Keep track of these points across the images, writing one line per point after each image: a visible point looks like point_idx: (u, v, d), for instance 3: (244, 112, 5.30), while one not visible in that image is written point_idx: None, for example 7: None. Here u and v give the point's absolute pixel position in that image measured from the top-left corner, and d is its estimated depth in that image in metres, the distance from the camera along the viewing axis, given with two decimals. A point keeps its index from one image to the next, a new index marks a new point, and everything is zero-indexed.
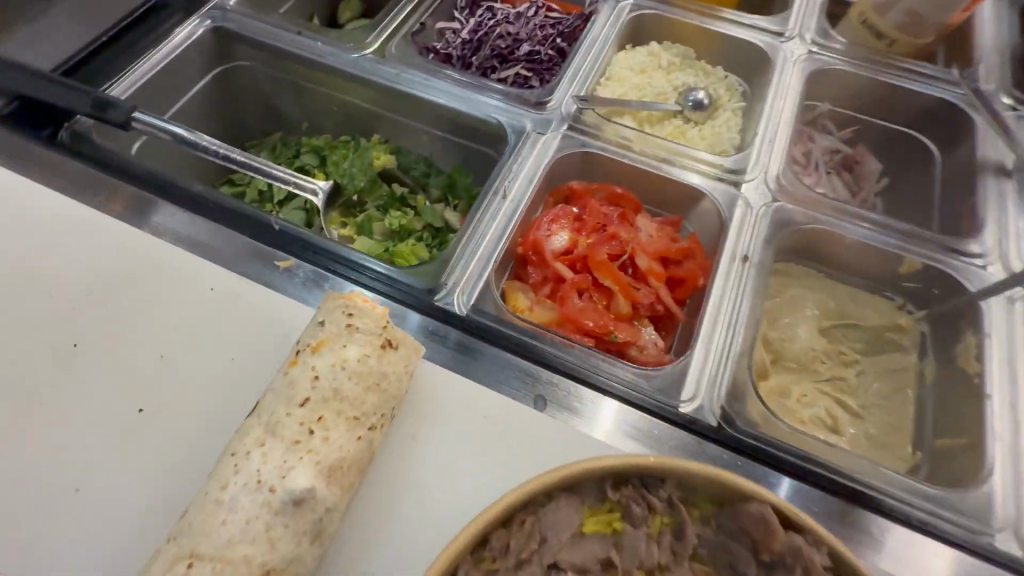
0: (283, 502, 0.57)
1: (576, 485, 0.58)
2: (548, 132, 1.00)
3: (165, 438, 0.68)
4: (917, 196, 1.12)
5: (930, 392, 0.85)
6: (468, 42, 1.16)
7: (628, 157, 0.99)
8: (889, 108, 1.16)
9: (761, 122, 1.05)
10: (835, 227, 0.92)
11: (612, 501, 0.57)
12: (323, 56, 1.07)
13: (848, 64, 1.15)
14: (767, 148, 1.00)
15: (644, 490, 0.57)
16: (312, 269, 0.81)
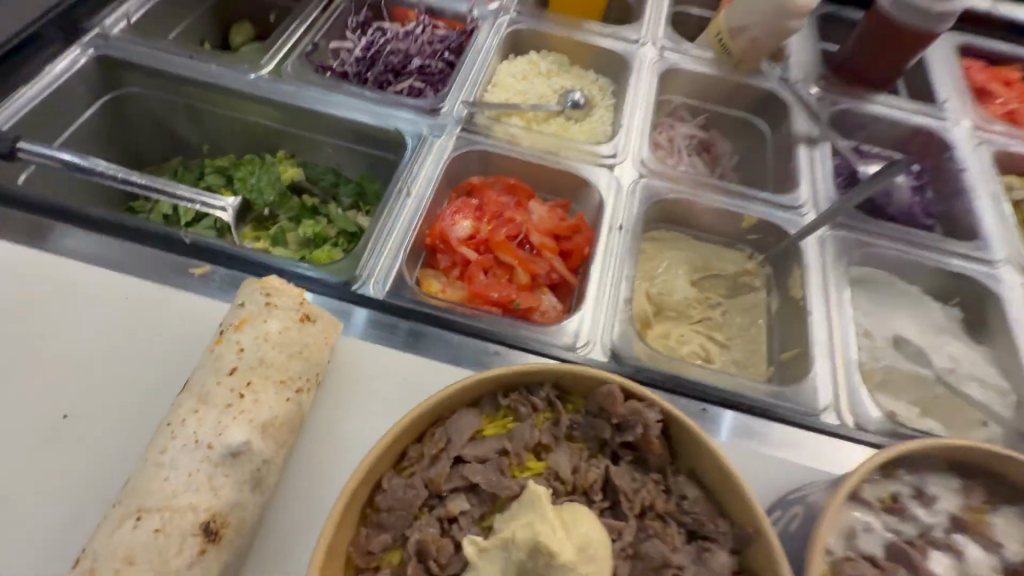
0: (221, 455, 0.78)
1: (471, 408, 0.82)
2: (443, 134, 1.31)
3: (87, 433, 0.87)
4: (757, 162, 1.62)
5: (774, 318, 1.25)
6: (362, 59, 1.48)
7: (520, 152, 1.33)
8: (729, 98, 1.64)
9: (627, 113, 1.44)
10: (688, 199, 1.30)
11: (503, 409, 0.83)
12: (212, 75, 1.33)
13: (691, 65, 1.61)
14: (634, 134, 1.40)
15: (526, 397, 0.83)
16: (227, 272, 1.03)
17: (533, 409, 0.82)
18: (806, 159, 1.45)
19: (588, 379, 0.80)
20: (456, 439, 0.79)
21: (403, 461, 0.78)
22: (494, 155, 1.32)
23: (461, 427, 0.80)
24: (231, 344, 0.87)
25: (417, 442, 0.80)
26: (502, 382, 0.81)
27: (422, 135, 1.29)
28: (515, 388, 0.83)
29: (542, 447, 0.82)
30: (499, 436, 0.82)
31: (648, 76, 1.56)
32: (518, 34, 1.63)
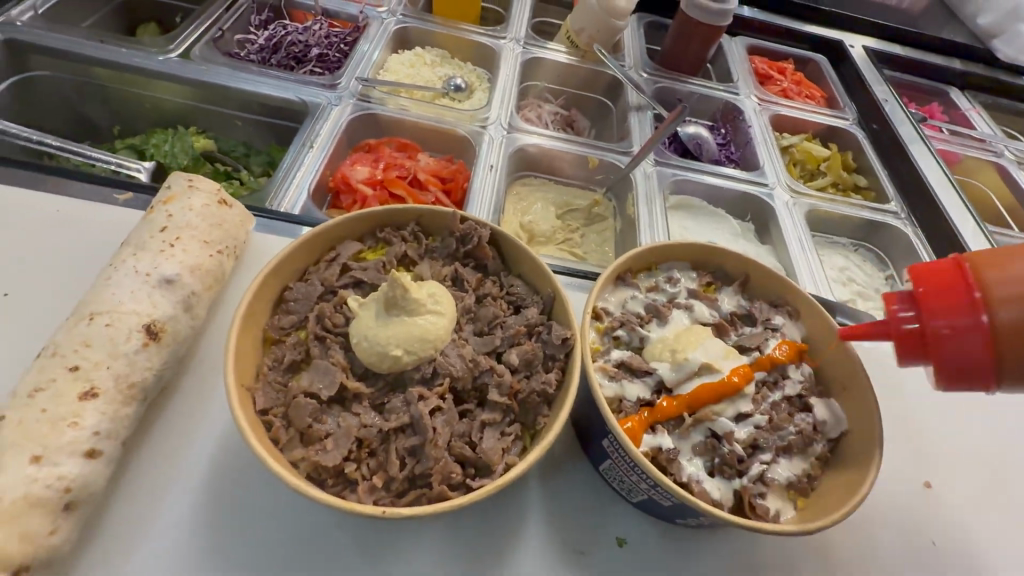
0: (375, 400, 0.59)
1: (677, 264, 0.80)
2: (580, 145, 1.37)
3: (209, 381, 0.68)
4: (913, 182, 1.51)
5: None
6: (489, 80, 1.59)
7: (669, 169, 1.38)
8: (840, 140, 1.68)
9: (760, 147, 1.53)
10: (821, 223, 1.44)
11: (712, 291, 0.79)
12: (358, 68, 1.39)
13: (794, 111, 1.68)
14: (775, 164, 1.48)
15: (734, 296, 0.79)
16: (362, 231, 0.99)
17: (768, 338, 0.73)
18: (945, 186, 1.48)
19: (825, 330, 0.73)
20: (702, 361, 0.65)
21: (617, 332, 0.71)
22: (676, 176, 1.37)
23: (698, 352, 0.66)
24: (404, 231, 0.72)
25: (627, 288, 0.76)
26: (709, 256, 0.79)
27: (554, 148, 1.35)
28: (719, 270, 0.81)
29: (773, 376, 0.71)
30: (735, 356, 0.68)
31: (761, 124, 1.61)
32: (660, 86, 1.64)
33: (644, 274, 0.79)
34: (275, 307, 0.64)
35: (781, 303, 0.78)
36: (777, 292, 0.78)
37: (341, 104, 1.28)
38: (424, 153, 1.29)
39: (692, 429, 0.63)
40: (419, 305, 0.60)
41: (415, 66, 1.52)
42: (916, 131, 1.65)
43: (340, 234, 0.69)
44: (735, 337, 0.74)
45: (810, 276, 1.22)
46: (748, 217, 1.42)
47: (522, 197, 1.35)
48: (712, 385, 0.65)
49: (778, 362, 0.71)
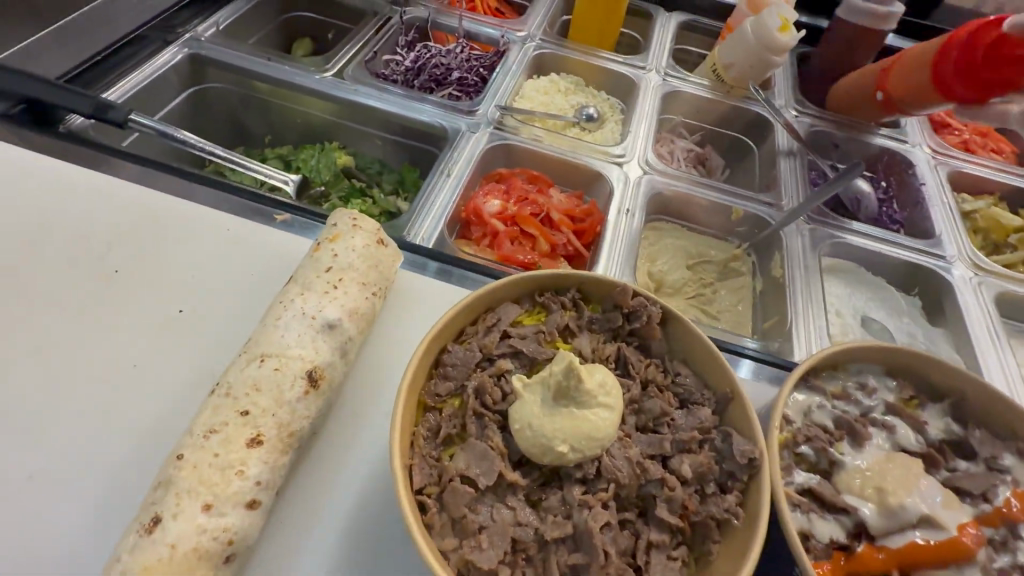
0: (530, 495, 0.54)
1: (869, 368, 0.68)
2: (720, 191, 1.26)
3: (353, 429, 0.66)
4: None
5: None
6: (623, 111, 1.51)
7: (825, 228, 1.23)
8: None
9: (936, 209, 1.32)
10: (1010, 309, 1.21)
11: (913, 408, 0.66)
12: (495, 94, 1.38)
13: (977, 169, 1.44)
14: (955, 232, 1.27)
15: (941, 418, 0.66)
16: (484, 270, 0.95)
17: (995, 484, 0.60)
18: None
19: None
20: (921, 512, 0.54)
21: (801, 447, 0.60)
22: (832, 236, 1.21)
23: (914, 498, 0.55)
24: (565, 297, 0.66)
25: (810, 393, 0.65)
26: (912, 365, 0.66)
27: (692, 192, 1.25)
28: (921, 381, 0.68)
29: (1000, 534, 0.58)
30: (956, 506, 0.56)
31: (936, 182, 1.39)
32: (818, 130, 1.47)
33: (829, 376, 0.67)
34: (433, 369, 0.60)
35: (1007, 438, 0.63)
36: (1003, 423, 0.64)
37: (479, 132, 1.27)
38: (555, 188, 1.24)
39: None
40: (590, 397, 0.54)
41: (550, 93, 1.49)
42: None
43: (500, 294, 0.64)
44: (946, 475, 0.61)
45: (1000, 376, 1.02)
46: (913, 291, 1.23)
47: (651, 241, 1.25)
48: (928, 544, 0.54)
49: (1010, 519, 0.58)
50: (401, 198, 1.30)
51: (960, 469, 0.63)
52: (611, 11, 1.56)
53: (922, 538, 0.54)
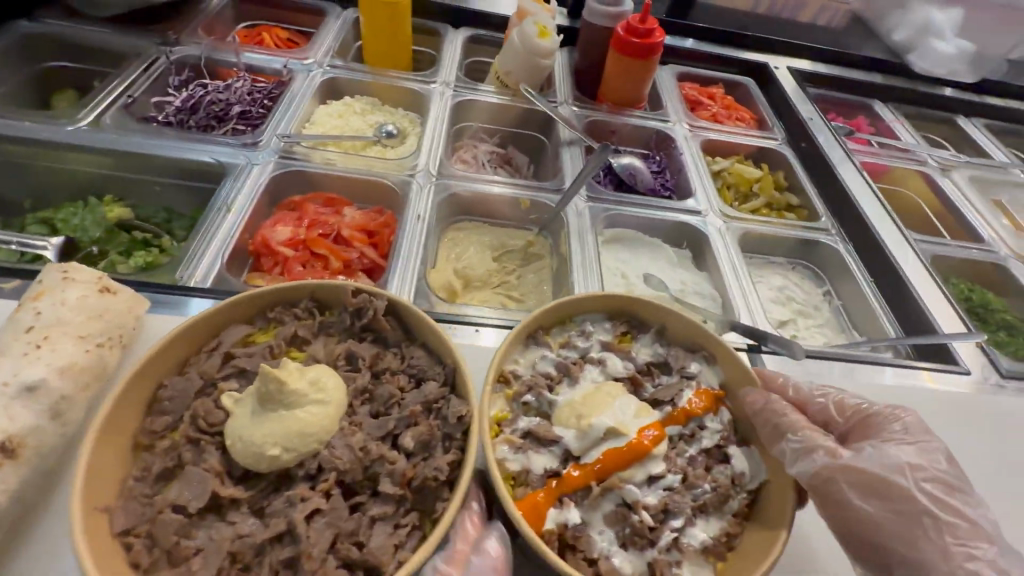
0: (252, 508, 0.55)
1: (592, 314, 0.79)
2: (508, 186, 1.36)
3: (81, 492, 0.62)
4: (843, 197, 1.53)
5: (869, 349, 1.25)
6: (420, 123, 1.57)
7: (602, 204, 1.39)
8: (770, 160, 1.72)
9: (692, 173, 1.55)
10: (756, 245, 1.46)
11: (626, 340, 0.78)
12: (280, 123, 1.37)
13: (726, 135, 1.72)
14: (706, 190, 1.50)
15: (650, 343, 0.77)
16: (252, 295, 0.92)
17: (683, 389, 0.72)
18: (870, 198, 1.52)
19: (739, 374, 0.72)
20: (608, 424, 0.63)
21: (526, 397, 0.68)
22: (609, 210, 1.37)
23: (602, 414, 0.64)
24: (298, 308, 0.69)
25: (536, 345, 0.74)
26: (618, 304, 0.78)
27: (485, 189, 1.34)
28: (633, 316, 0.79)
29: (689, 429, 0.69)
30: (647, 413, 0.67)
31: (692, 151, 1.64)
32: (596, 120, 1.67)
33: (556, 332, 0.77)
34: (145, 409, 0.59)
35: (697, 349, 0.76)
36: (690, 338, 0.77)
37: (263, 163, 1.26)
38: (350, 207, 1.27)
39: (601, 499, 0.61)
40: (299, 397, 0.57)
41: (344, 117, 1.51)
42: (841, 148, 1.70)
43: (224, 317, 0.65)
44: (649, 391, 0.72)
45: (746, 301, 1.21)
46: (684, 244, 1.42)
47: (452, 242, 1.33)
48: (618, 450, 0.63)
49: (693, 415, 0.70)
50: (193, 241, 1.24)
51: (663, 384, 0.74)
52: (395, 33, 1.63)
53: (611, 447, 0.63)
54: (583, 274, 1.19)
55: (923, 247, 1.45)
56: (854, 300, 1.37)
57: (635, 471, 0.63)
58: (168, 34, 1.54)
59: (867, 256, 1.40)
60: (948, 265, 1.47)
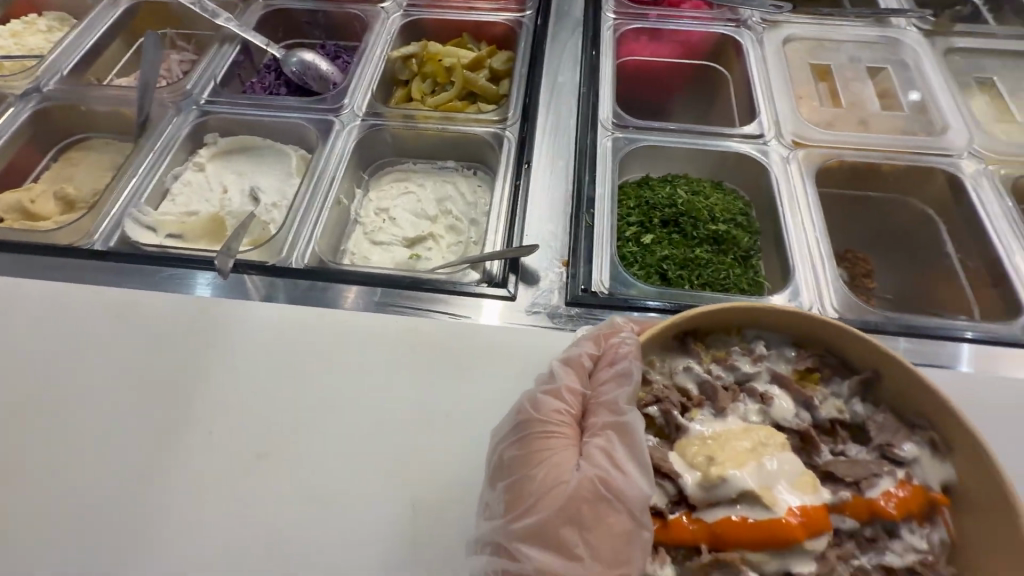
0: None
1: (768, 334, 0.59)
2: (509, 128, 1.14)
3: (60, 518, 0.68)
4: (953, 99, 1.16)
5: (972, 298, 0.99)
6: (380, 49, 1.31)
7: (625, 133, 1.12)
8: (867, 40, 1.29)
9: (756, 87, 1.21)
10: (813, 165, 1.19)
11: (813, 385, 0.57)
12: (244, 99, 1.21)
13: (798, 26, 1.32)
14: (769, 103, 1.17)
15: (847, 396, 0.56)
16: (191, 271, 0.90)
17: (880, 474, 0.50)
18: (978, 104, 1.18)
19: (991, 488, 0.47)
20: (745, 486, 0.46)
21: (649, 409, 0.55)
22: (392, 127, 1.17)
23: (742, 471, 0.47)
24: None
25: (683, 356, 0.59)
26: (815, 329, 0.57)
27: (501, 134, 1.13)
28: (832, 352, 0.58)
29: (869, 530, 0.48)
30: (812, 488, 0.47)
31: (756, 58, 1.28)
32: (415, 20, 1.38)
33: (661, 355, 0.59)
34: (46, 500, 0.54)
35: (915, 426, 0.53)
36: (913, 404, 0.53)
37: (179, 121, 1.18)
38: (315, 159, 1.11)
39: (709, 572, 0.45)
40: None
41: (322, 71, 1.30)
42: (878, 38, 1.29)
43: (299, 349, 0.80)
44: (830, 458, 0.52)
45: (495, 225, 0.99)
46: (472, 162, 1.20)
47: (438, 194, 1.18)
48: (751, 523, 0.45)
49: (880, 514, 0.48)
50: (96, 204, 1.02)
51: (849, 455, 0.53)
52: None
53: (741, 516, 0.45)
54: (369, 222, 1.13)
55: (827, 151, 1.08)
56: (924, 232, 1.11)
57: (765, 556, 0.45)
58: (173, 25, 1.48)
59: (693, 160, 1.15)
60: (867, 178, 1.11)
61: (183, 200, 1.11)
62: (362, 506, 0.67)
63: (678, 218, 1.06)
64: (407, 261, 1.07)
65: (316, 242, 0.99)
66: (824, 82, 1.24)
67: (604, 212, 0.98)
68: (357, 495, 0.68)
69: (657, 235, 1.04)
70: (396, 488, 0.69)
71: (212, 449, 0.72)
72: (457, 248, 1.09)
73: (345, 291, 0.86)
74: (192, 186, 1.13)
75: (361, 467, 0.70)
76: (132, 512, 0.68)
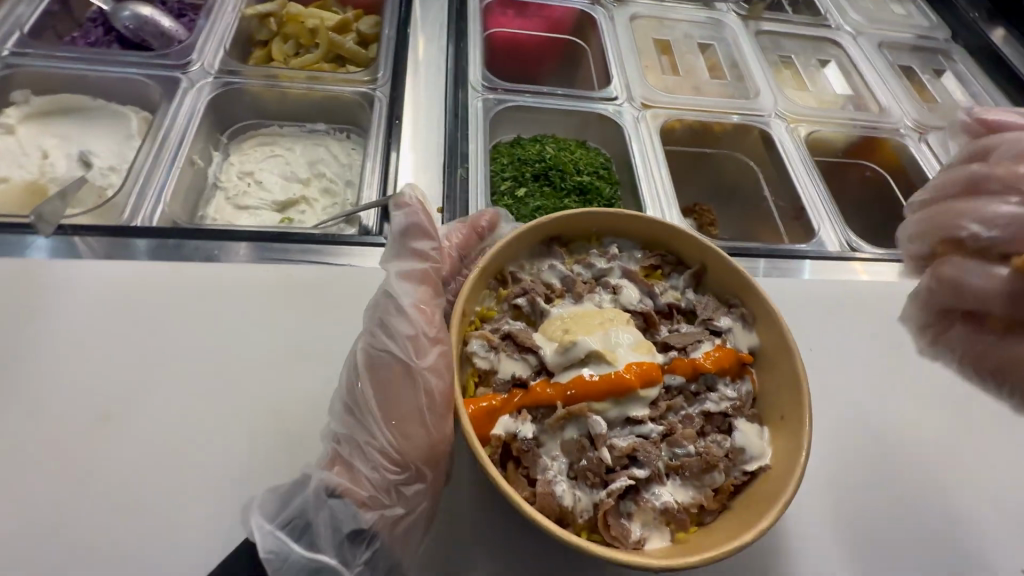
0: None
1: (622, 239, 0.67)
2: (380, 87, 1.13)
3: None
4: (764, 70, 1.38)
5: (784, 231, 1.20)
6: (233, 7, 1.22)
7: (495, 94, 1.17)
8: (698, 21, 1.49)
9: (610, 57, 1.33)
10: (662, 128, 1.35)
11: (656, 277, 0.66)
12: (62, 52, 1.06)
13: (643, 6, 1.48)
14: (621, 71, 1.30)
15: (683, 287, 0.65)
16: (9, 239, 0.80)
17: (701, 340, 0.61)
18: (781, 78, 1.43)
19: (779, 342, 0.59)
20: (592, 347, 0.55)
21: (518, 301, 0.61)
22: (252, 86, 1.10)
23: (591, 336, 0.56)
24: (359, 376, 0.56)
25: (548, 258, 0.65)
26: (656, 232, 0.66)
27: (372, 94, 1.12)
28: (671, 252, 0.67)
29: (693, 384, 0.58)
30: (647, 348, 0.57)
31: (609, 32, 1.41)
32: None
33: (529, 259, 0.65)
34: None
35: (732, 305, 0.64)
36: (729, 286, 0.64)
37: None
38: (159, 117, 1.01)
39: (563, 424, 0.53)
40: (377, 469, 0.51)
41: (162, 25, 1.17)
42: (705, 20, 1.49)
43: (153, 307, 0.75)
44: (666, 334, 0.61)
45: (369, 180, 0.98)
46: (344, 125, 1.17)
47: (309, 156, 1.13)
48: (596, 378, 0.54)
49: (700, 370, 0.59)
50: None
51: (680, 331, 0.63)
52: None
53: (588, 373, 0.54)
54: (231, 187, 1.06)
55: (669, 112, 1.24)
56: (750, 182, 1.31)
57: (608, 406, 0.54)
58: None
59: (560, 121, 1.24)
60: (702, 136, 1.28)
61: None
62: (233, 456, 0.64)
63: (548, 171, 1.14)
64: (278, 224, 1.02)
65: (166, 205, 0.91)
66: (666, 55, 1.40)
67: (477, 165, 1.02)
68: (227, 446, 0.65)
69: (530, 188, 1.11)
70: (270, 434, 0.67)
71: (50, 420, 0.65)
72: (333, 209, 1.07)
73: (206, 250, 0.82)
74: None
75: (230, 419, 0.67)
76: None
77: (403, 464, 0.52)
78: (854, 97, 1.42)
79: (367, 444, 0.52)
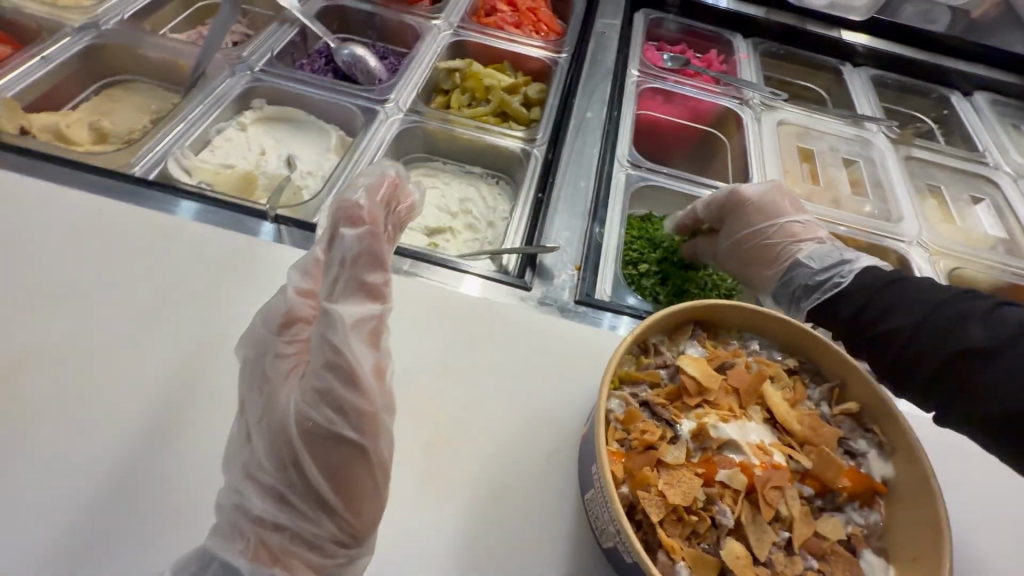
0: None
1: (763, 339, 0.71)
2: (537, 148, 1.26)
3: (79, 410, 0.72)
4: (910, 195, 1.37)
5: None
6: (428, 59, 1.44)
7: (639, 171, 1.26)
8: (846, 136, 1.51)
9: (752, 156, 1.39)
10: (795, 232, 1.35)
11: (796, 383, 0.67)
12: (293, 74, 1.29)
13: (792, 114, 1.54)
14: (761, 170, 1.35)
15: (818, 399, 0.66)
16: (232, 215, 0.97)
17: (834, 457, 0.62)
18: (928, 206, 1.40)
19: (918, 481, 0.57)
20: (729, 437, 0.60)
21: (660, 373, 0.65)
22: (430, 127, 1.27)
23: (727, 425, 0.61)
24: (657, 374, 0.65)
25: (688, 339, 0.69)
26: (802, 341, 0.68)
27: (530, 152, 1.25)
28: (809, 362, 0.69)
29: (817, 496, 0.60)
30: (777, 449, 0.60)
31: (754, 132, 1.47)
32: (462, 41, 1.52)
33: (670, 338, 0.69)
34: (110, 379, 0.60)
35: (868, 430, 0.64)
36: (873, 412, 0.64)
37: (230, 83, 1.25)
38: (356, 141, 1.19)
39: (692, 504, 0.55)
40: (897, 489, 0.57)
41: (369, 64, 1.40)
42: (852, 137, 1.52)
43: None
44: (799, 441, 0.62)
45: (515, 227, 1.09)
46: (496, 172, 1.31)
47: (462, 193, 1.27)
48: (730, 464, 0.58)
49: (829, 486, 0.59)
50: (142, 140, 1.07)
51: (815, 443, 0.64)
52: None
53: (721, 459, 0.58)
54: None
55: None
56: None
57: (735, 498, 0.56)
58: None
59: None
60: None
61: (221, 152, 1.16)
62: None
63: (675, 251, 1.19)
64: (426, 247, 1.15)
65: None
66: (807, 163, 1.44)
67: (614, 231, 1.09)
68: None
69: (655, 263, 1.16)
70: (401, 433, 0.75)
71: (238, 372, 0.78)
72: (473, 243, 1.18)
73: None
74: (231, 143, 1.19)
75: None
76: (152, 416, 0.73)
77: (354, 543, 0.58)
78: (1007, 240, 1.36)
79: (308, 535, 0.56)
